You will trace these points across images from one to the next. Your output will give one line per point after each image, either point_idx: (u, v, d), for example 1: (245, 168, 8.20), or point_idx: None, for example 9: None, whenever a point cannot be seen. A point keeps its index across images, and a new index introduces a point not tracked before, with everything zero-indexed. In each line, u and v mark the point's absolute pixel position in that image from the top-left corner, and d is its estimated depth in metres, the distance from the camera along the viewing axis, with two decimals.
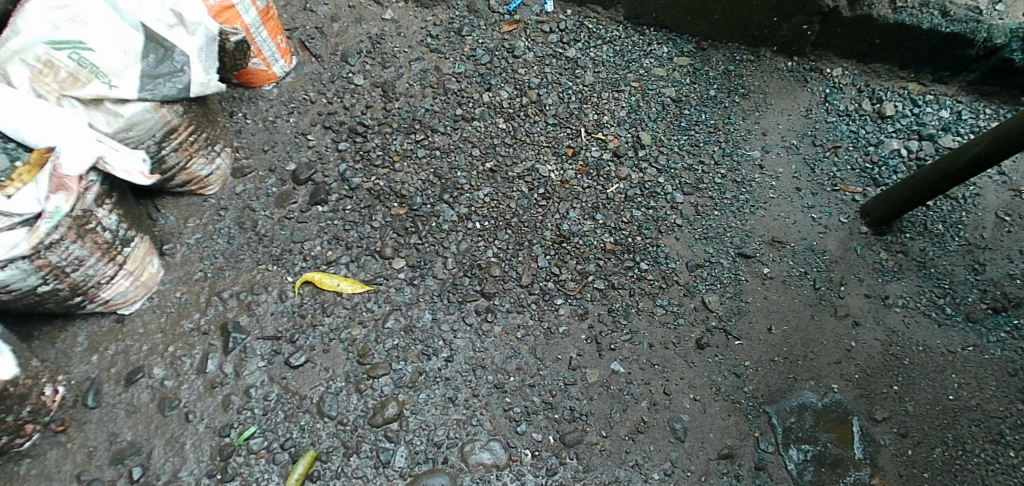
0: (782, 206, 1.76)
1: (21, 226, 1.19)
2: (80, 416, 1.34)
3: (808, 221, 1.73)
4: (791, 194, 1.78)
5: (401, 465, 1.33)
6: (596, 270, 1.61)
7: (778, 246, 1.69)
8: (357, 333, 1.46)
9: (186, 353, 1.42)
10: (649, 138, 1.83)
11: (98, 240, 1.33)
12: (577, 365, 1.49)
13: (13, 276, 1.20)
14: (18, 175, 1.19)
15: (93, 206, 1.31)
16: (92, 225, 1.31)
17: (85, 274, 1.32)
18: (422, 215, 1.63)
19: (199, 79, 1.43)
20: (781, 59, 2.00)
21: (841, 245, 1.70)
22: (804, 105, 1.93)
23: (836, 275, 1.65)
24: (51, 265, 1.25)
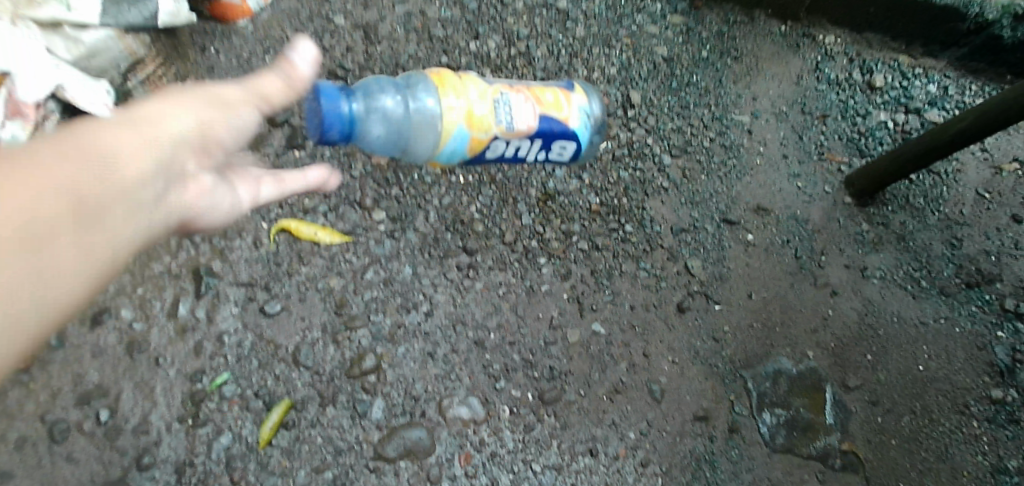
0: (769, 173, 1.74)
1: None
2: (41, 356, 1.26)
3: (794, 190, 1.72)
4: (778, 161, 1.76)
5: (378, 417, 1.31)
6: (581, 230, 1.58)
7: (763, 213, 1.68)
8: (335, 284, 1.41)
9: (155, 296, 1.35)
10: (639, 98, 1.78)
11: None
12: (557, 324, 1.47)
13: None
14: None
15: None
16: None
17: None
18: (404, 167, 1.54)
19: (167, 8, 1.44)
20: (775, 23, 1.94)
21: (824, 214, 1.69)
22: (795, 71, 1.89)
23: (818, 245, 1.65)
24: None
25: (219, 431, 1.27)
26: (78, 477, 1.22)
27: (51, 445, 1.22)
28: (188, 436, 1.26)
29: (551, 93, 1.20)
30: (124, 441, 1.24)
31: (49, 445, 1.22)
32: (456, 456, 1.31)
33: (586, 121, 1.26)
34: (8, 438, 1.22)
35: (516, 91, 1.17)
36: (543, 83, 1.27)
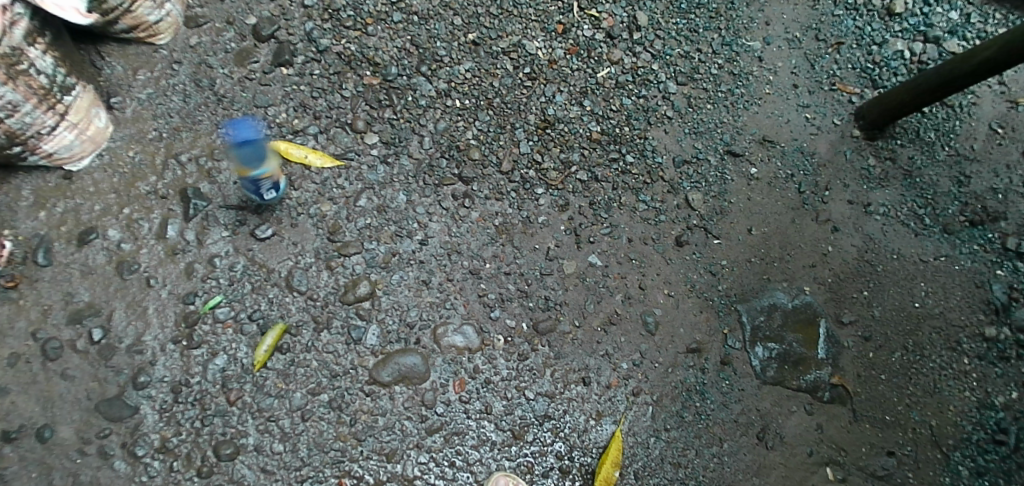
0: (777, 103, 1.67)
1: None
2: (30, 273, 1.28)
3: (801, 121, 1.66)
4: (788, 91, 1.69)
5: (373, 343, 1.31)
6: (580, 160, 1.55)
7: (768, 145, 1.63)
8: (327, 210, 1.39)
9: (143, 216, 1.33)
10: (646, 20, 1.71)
11: (32, 84, 1.20)
12: (554, 255, 1.46)
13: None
14: None
15: (21, 44, 1.16)
16: (23, 67, 1.18)
17: (21, 122, 1.21)
18: (397, 88, 1.51)
19: None
20: None
21: (830, 148, 1.64)
22: None
23: (822, 180, 1.61)
24: None
25: (214, 353, 1.25)
26: (72, 395, 1.20)
27: (46, 361, 1.22)
28: (183, 357, 1.24)
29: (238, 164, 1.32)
30: (119, 359, 1.23)
31: (44, 361, 1.22)
32: (450, 382, 1.31)
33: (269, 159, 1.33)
34: (4, 353, 1.22)
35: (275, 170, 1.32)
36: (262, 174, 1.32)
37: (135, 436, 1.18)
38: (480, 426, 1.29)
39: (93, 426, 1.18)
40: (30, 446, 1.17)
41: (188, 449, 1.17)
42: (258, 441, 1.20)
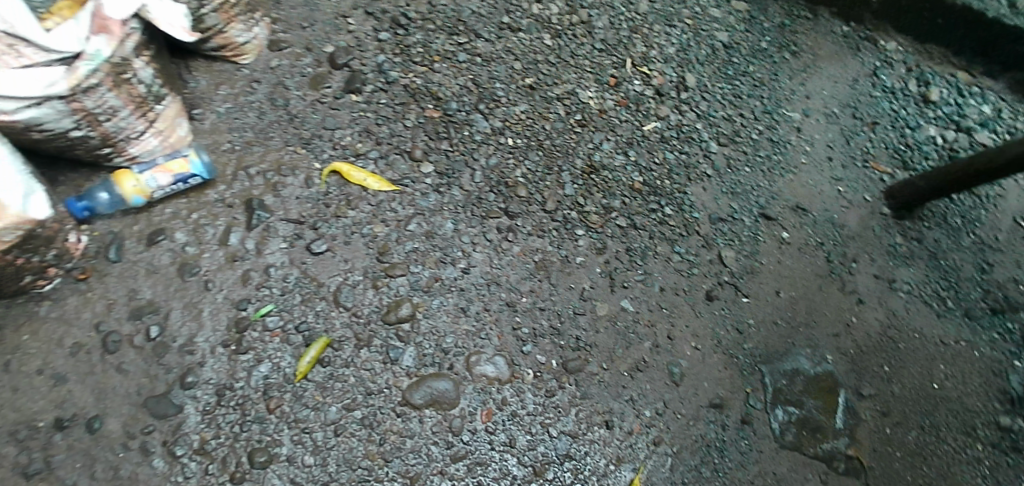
0: (811, 172, 1.72)
1: (60, 64, 1.13)
2: (100, 267, 1.34)
3: (834, 193, 1.71)
4: (822, 163, 1.74)
5: (409, 364, 1.33)
6: (621, 207, 1.58)
7: (801, 213, 1.67)
8: (379, 231, 1.44)
9: (209, 222, 1.40)
10: (694, 81, 1.78)
11: (133, 92, 1.28)
12: (588, 296, 1.48)
13: (47, 115, 1.15)
14: (58, 9, 1.11)
15: (131, 56, 1.25)
16: (128, 76, 1.26)
17: (117, 126, 1.28)
18: (456, 122, 1.58)
19: None
20: (837, 23, 1.99)
21: (859, 222, 1.68)
22: (852, 74, 1.89)
23: (850, 252, 1.64)
24: (86, 110, 1.20)
25: (259, 360, 1.28)
26: (124, 390, 1.24)
27: (104, 354, 1.26)
28: (230, 361, 1.27)
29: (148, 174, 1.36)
30: (170, 358, 1.27)
31: (102, 354, 1.26)
32: (478, 410, 1.32)
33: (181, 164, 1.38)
34: (66, 342, 1.27)
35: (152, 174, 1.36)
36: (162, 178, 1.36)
37: (176, 436, 1.20)
38: (503, 458, 1.29)
39: (140, 422, 1.21)
40: (79, 436, 1.19)
41: (224, 453, 1.20)
42: (291, 451, 1.21)
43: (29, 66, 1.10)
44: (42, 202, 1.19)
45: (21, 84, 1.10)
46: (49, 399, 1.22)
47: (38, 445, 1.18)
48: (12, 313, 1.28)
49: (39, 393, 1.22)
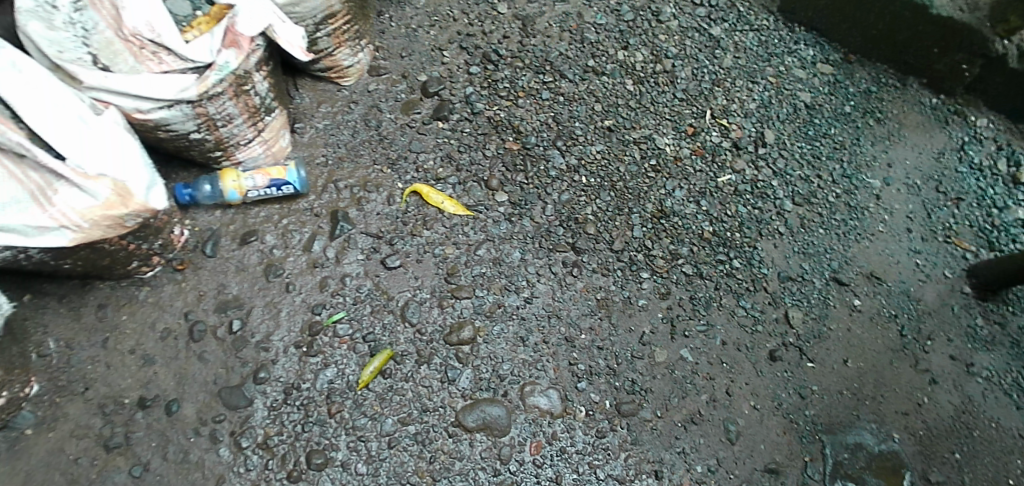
0: (889, 242, 1.60)
1: (193, 72, 1.25)
2: (196, 260, 1.44)
3: (911, 266, 1.58)
4: (900, 233, 1.61)
5: (465, 386, 1.35)
6: (688, 254, 1.54)
7: (875, 281, 1.55)
8: (450, 253, 1.49)
9: (297, 228, 1.49)
10: (773, 138, 1.70)
11: (249, 102, 1.38)
12: (647, 341, 1.44)
13: (175, 117, 1.27)
14: (197, 24, 1.27)
15: (252, 69, 1.35)
16: (247, 87, 1.36)
17: (231, 131, 1.39)
18: (533, 156, 1.63)
19: None
20: (927, 93, 1.81)
21: (938, 298, 1.55)
22: (937, 146, 1.74)
23: (926, 328, 1.51)
24: (207, 116, 1.31)
25: (326, 364, 1.34)
26: (203, 377, 1.32)
27: (190, 341, 1.35)
28: (300, 362, 1.34)
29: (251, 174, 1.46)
30: (247, 353, 1.35)
31: (187, 341, 1.35)
32: (528, 442, 1.32)
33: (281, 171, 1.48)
34: (157, 326, 1.37)
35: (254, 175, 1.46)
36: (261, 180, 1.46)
37: (243, 428, 1.28)
38: None
39: (212, 410, 1.29)
40: (158, 417, 1.28)
41: (285, 450, 1.26)
42: (345, 457, 1.26)
43: (166, 73, 1.23)
44: (162, 194, 1.20)
45: (158, 87, 1.22)
46: (135, 378, 1.32)
47: (121, 421, 1.27)
48: (116, 295, 1.39)
49: (128, 372, 1.32)
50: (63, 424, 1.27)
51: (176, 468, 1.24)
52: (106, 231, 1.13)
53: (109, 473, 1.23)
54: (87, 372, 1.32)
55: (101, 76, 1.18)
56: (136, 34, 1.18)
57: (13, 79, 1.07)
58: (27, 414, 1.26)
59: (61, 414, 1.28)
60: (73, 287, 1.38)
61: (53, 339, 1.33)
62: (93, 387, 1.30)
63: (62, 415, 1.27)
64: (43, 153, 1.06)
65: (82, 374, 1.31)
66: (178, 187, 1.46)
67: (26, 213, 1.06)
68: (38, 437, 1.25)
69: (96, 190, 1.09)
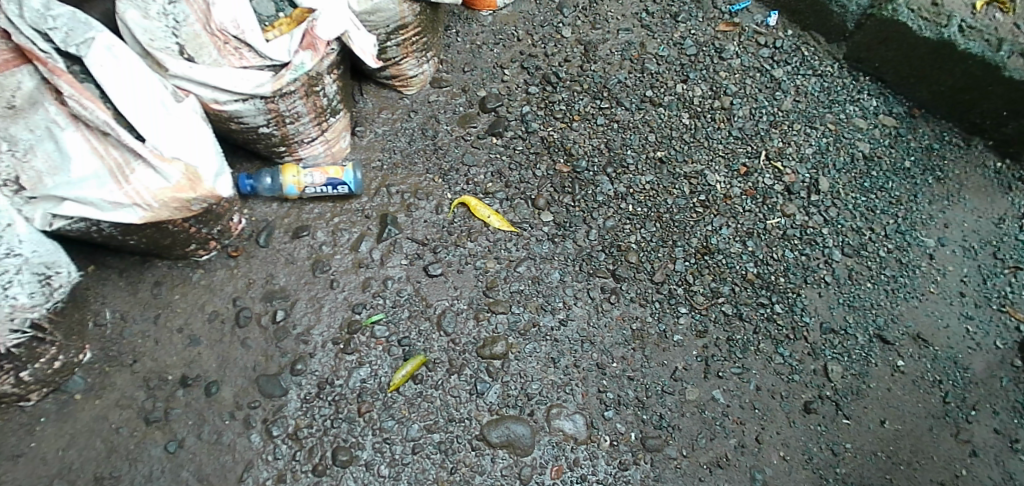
0: (940, 304, 1.53)
1: (269, 70, 1.30)
2: (249, 249, 1.49)
3: (961, 331, 1.51)
4: (952, 296, 1.54)
5: (492, 400, 1.35)
6: (729, 294, 1.50)
7: (921, 343, 1.48)
8: (491, 266, 1.50)
9: (347, 228, 1.53)
10: (827, 186, 1.65)
11: (317, 103, 1.43)
12: (679, 377, 1.41)
13: (248, 110, 1.34)
14: (279, 24, 1.32)
15: (324, 72, 1.40)
16: (318, 88, 1.41)
17: (297, 129, 1.45)
18: (582, 180, 1.63)
19: None
20: (992, 157, 1.73)
21: (986, 368, 1.48)
22: (1000, 212, 1.67)
23: (971, 398, 1.44)
24: (278, 112, 1.37)
25: (361, 363, 1.37)
26: (243, 363, 1.37)
27: (235, 326, 1.40)
28: (336, 358, 1.38)
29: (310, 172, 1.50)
30: (287, 343, 1.39)
31: (232, 326, 1.40)
32: (549, 465, 1.31)
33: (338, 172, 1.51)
34: (206, 308, 1.42)
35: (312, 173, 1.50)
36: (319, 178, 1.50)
37: (275, 416, 1.32)
38: None
39: (249, 396, 1.33)
40: (197, 397, 1.33)
41: (313, 443, 1.29)
42: (370, 457, 1.29)
43: (246, 68, 1.28)
44: (228, 182, 1.27)
45: (236, 81, 1.28)
46: (180, 356, 1.37)
47: (163, 396, 1.33)
48: (172, 274, 1.44)
49: (174, 349, 1.37)
50: (109, 393, 1.32)
51: (209, 448, 1.28)
52: (173, 214, 1.18)
53: (147, 445, 1.28)
54: (137, 346, 1.37)
55: (186, 66, 1.24)
56: (222, 29, 1.23)
57: (106, 62, 1.14)
58: (78, 380, 1.32)
59: (108, 383, 1.33)
60: (133, 263, 1.44)
61: (110, 310, 1.40)
62: (140, 360, 1.36)
63: (109, 385, 1.33)
64: (125, 133, 1.12)
65: (132, 346, 1.37)
66: (241, 176, 1.51)
67: (104, 188, 1.13)
68: (85, 403, 1.31)
69: (168, 173, 1.15)
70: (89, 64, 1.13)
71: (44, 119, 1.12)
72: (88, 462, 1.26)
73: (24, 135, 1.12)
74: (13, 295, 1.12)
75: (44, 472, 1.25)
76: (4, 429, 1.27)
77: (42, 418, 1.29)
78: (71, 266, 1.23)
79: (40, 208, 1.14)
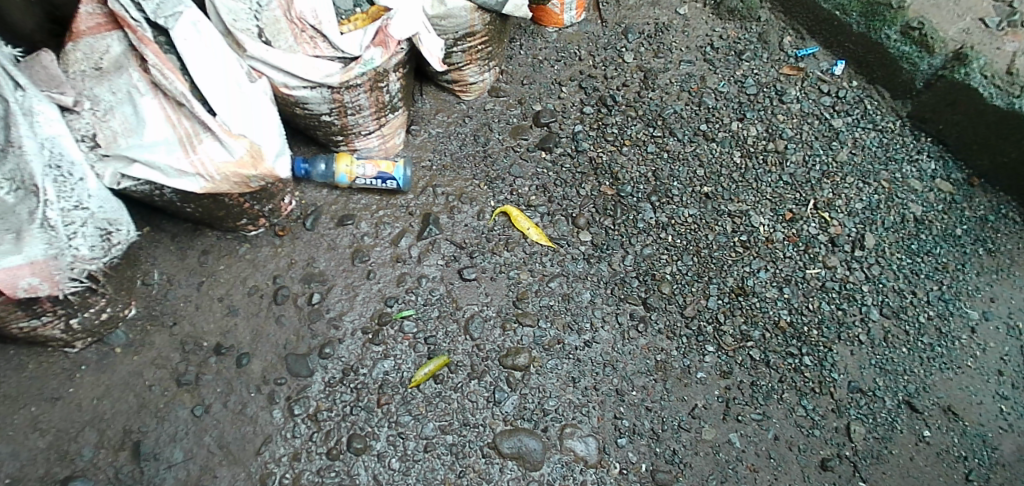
0: (975, 379, 1.48)
1: (340, 61, 1.35)
2: (295, 230, 1.53)
3: (994, 410, 1.45)
4: (988, 373, 1.49)
5: (508, 411, 1.36)
6: (759, 339, 1.48)
7: (951, 416, 1.43)
8: (524, 278, 1.51)
9: (390, 222, 1.56)
10: (873, 243, 1.62)
11: (379, 98, 1.47)
12: (698, 414, 1.40)
13: (314, 97, 1.38)
14: (355, 19, 1.35)
15: (391, 69, 1.45)
16: (382, 85, 1.45)
17: (357, 121, 1.49)
18: (625, 204, 1.63)
19: (516, 1, 1.54)
20: None
21: (1016, 451, 1.41)
22: None
23: (997, 479, 1.38)
24: (341, 103, 1.41)
25: (386, 355, 1.40)
26: (275, 339, 1.40)
27: (272, 302, 1.44)
28: (363, 347, 1.41)
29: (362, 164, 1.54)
30: (319, 326, 1.42)
31: (270, 302, 1.44)
32: (556, 483, 1.31)
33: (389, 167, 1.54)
34: (247, 282, 1.46)
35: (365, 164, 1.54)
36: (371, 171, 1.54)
37: (298, 395, 1.35)
38: None
39: (276, 372, 1.37)
40: (228, 366, 1.37)
41: (330, 427, 1.32)
42: (383, 448, 1.31)
43: (317, 57, 1.33)
44: (287, 163, 1.32)
45: (307, 69, 1.33)
46: (218, 324, 1.41)
47: (196, 361, 1.37)
48: (220, 245, 1.49)
49: (212, 317, 1.42)
50: (147, 351, 1.38)
51: (233, 417, 1.32)
52: (232, 187, 1.24)
53: (174, 406, 1.33)
54: (178, 309, 1.42)
55: (262, 49, 1.29)
56: (301, 17, 1.28)
57: (190, 36, 1.20)
58: (120, 334, 1.38)
59: (147, 341, 1.39)
60: (186, 230, 1.50)
61: (158, 272, 1.46)
62: (180, 323, 1.41)
63: (148, 343, 1.38)
64: (199, 106, 1.17)
65: (174, 309, 1.42)
66: (298, 160, 1.56)
67: (171, 155, 1.19)
68: (124, 357, 1.36)
69: (234, 148, 1.20)
70: (173, 37, 1.18)
71: (126, 83, 1.19)
72: (119, 414, 1.31)
73: (107, 96, 1.19)
74: (76, 245, 1.16)
75: (77, 418, 1.30)
76: (46, 371, 1.33)
77: (83, 366, 1.35)
78: (131, 225, 1.29)
79: (110, 167, 1.21)
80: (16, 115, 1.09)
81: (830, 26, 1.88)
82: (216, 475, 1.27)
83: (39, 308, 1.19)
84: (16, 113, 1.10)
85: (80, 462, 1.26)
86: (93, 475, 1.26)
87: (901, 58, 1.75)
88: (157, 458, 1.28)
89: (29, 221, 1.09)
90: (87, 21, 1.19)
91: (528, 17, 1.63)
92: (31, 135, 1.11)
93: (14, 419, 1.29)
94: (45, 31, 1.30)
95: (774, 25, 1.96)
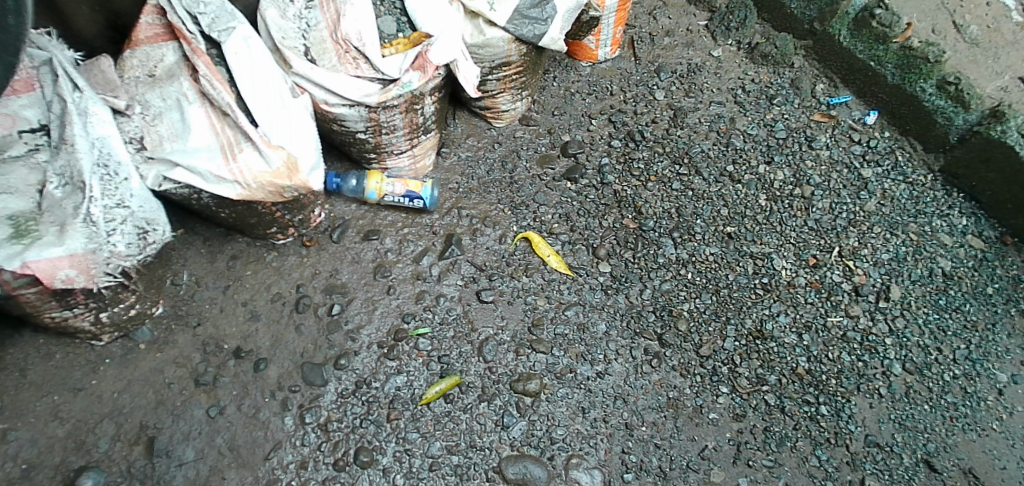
0: (999, 443, 1.43)
1: (379, 82, 1.40)
2: (322, 242, 1.57)
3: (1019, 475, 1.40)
4: (1014, 438, 1.44)
5: (516, 436, 1.36)
6: (775, 384, 1.47)
7: (972, 479, 1.39)
8: (541, 304, 1.53)
9: (415, 240, 1.59)
10: (899, 295, 1.59)
11: (413, 120, 1.51)
12: (708, 456, 1.38)
13: (352, 115, 1.43)
14: (396, 43, 1.41)
15: (427, 93, 1.49)
16: (418, 107, 1.50)
17: (390, 140, 1.53)
18: (647, 239, 1.64)
19: (553, 34, 1.55)
20: None
21: None
22: None
23: None
24: (377, 122, 1.46)
25: (400, 371, 1.42)
26: (293, 347, 1.43)
27: (293, 310, 1.48)
28: (378, 360, 1.43)
29: (391, 181, 1.57)
30: (337, 337, 1.45)
31: (291, 310, 1.48)
32: None
33: (415, 189, 1.57)
34: (272, 288, 1.50)
35: (394, 182, 1.57)
36: (400, 188, 1.57)
37: (311, 404, 1.37)
38: None
39: (291, 379, 1.40)
40: (246, 370, 1.40)
41: (340, 438, 1.34)
42: (389, 463, 1.32)
43: (358, 77, 1.38)
44: (322, 177, 1.36)
45: (348, 88, 1.38)
46: (239, 328, 1.45)
47: (216, 362, 1.41)
48: (248, 251, 1.54)
49: (235, 320, 1.46)
50: (170, 349, 1.42)
51: (246, 421, 1.35)
52: (267, 196, 1.28)
53: (191, 405, 1.36)
54: (204, 310, 1.47)
55: (308, 66, 1.35)
56: (346, 39, 1.35)
57: (241, 50, 1.25)
58: (145, 331, 1.42)
59: (170, 340, 1.43)
60: (218, 234, 1.55)
61: (187, 273, 1.50)
62: (203, 324, 1.45)
63: (171, 341, 1.43)
64: (242, 117, 1.23)
65: (199, 310, 1.47)
66: (330, 174, 1.60)
67: (212, 162, 1.24)
68: (147, 354, 1.41)
69: (272, 159, 1.25)
70: (225, 51, 1.25)
71: (177, 91, 1.25)
72: (137, 409, 1.35)
73: (157, 102, 1.26)
74: (114, 242, 1.20)
75: (97, 410, 1.34)
76: (72, 362, 1.38)
77: (107, 359, 1.39)
78: (166, 226, 1.33)
79: (154, 169, 1.26)
80: (70, 114, 1.17)
81: (863, 76, 1.88)
82: (225, 476, 1.29)
83: (72, 300, 1.23)
84: (71, 113, 1.17)
85: (96, 453, 1.30)
86: (107, 467, 1.29)
87: (935, 111, 1.75)
88: (169, 455, 1.31)
89: (73, 215, 1.15)
90: (146, 31, 1.27)
91: (563, 50, 1.66)
92: (83, 134, 1.18)
93: (37, 405, 1.33)
94: (104, 38, 1.38)
95: (807, 72, 1.98)
